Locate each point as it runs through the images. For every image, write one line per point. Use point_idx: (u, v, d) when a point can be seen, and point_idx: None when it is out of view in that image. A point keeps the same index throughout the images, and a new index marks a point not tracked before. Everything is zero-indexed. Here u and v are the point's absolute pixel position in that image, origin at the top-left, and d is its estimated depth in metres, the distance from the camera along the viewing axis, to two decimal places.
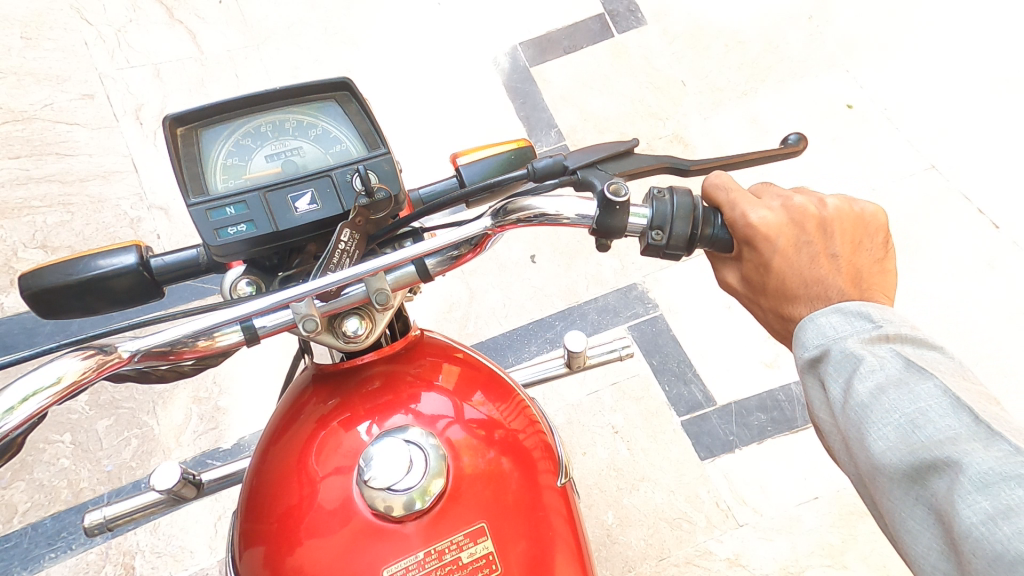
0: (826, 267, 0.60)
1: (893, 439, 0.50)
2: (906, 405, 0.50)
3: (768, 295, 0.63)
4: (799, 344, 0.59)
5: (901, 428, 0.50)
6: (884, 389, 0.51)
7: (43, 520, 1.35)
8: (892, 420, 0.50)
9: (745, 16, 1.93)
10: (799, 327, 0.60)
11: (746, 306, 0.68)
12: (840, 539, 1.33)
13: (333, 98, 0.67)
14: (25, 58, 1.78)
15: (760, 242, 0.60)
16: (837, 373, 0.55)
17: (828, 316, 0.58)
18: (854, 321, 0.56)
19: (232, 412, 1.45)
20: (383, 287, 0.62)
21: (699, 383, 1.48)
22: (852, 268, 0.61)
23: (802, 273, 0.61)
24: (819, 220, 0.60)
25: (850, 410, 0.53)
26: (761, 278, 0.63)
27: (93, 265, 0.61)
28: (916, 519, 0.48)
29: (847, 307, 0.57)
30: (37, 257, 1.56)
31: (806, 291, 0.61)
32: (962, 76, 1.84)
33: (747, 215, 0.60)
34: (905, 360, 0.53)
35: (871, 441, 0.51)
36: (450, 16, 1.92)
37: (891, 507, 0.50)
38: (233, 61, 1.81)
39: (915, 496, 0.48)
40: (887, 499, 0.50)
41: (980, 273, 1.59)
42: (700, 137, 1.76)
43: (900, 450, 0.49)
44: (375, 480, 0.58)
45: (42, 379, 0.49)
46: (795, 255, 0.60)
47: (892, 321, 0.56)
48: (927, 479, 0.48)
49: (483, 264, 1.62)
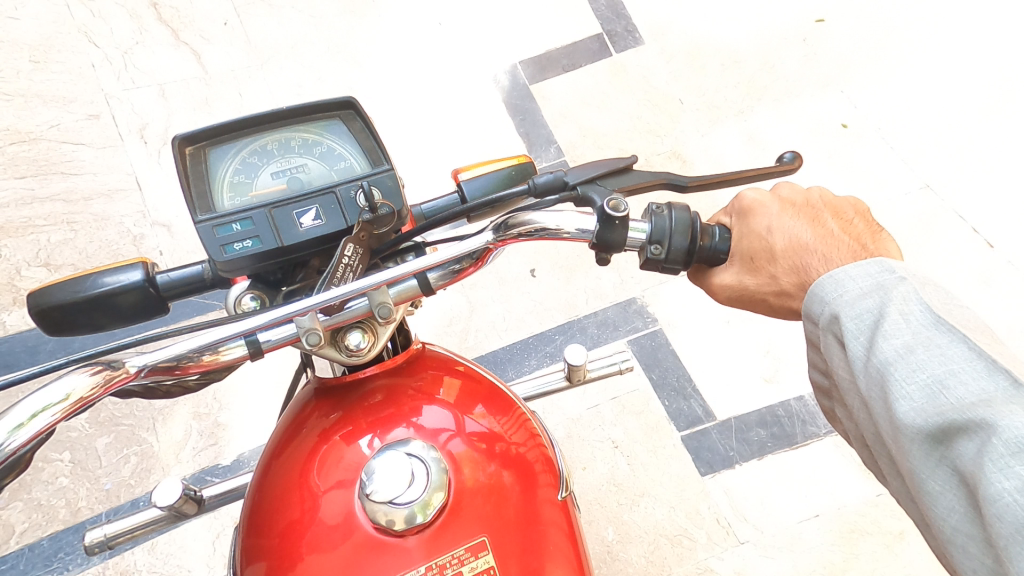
0: (827, 228, 0.63)
1: (919, 400, 0.50)
2: (935, 366, 0.51)
3: (778, 260, 0.63)
4: (816, 299, 0.59)
5: (928, 388, 0.50)
6: (912, 348, 0.52)
7: (40, 540, 1.34)
8: (919, 379, 0.51)
9: (741, 36, 1.96)
10: (817, 284, 0.59)
11: (757, 297, 0.65)
12: (841, 557, 1.33)
13: (337, 116, 0.69)
14: (32, 80, 1.80)
15: (757, 210, 0.64)
16: (857, 332, 0.56)
17: (847, 271, 0.58)
18: (874, 273, 0.57)
19: (232, 427, 1.45)
20: (387, 300, 0.63)
21: (699, 397, 1.48)
22: (851, 231, 0.63)
23: (806, 233, 0.63)
24: (809, 196, 0.65)
25: (874, 368, 0.54)
26: (767, 245, 0.63)
27: (100, 282, 0.62)
28: (939, 481, 0.50)
29: (867, 263, 0.58)
30: (41, 275, 1.57)
31: (814, 248, 0.62)
32: (955, 96, 1.86)
33: (740, 193, 0.66)
34: (933, 316, 0.53)
35: (895, 400, 0.52)
36: (452, 36, 1.95)
37: (912, 465, 0.51)
38: (237, 81, 1.84)
39: (939, 456, 0.50)
40: (908, 458, 0.51)
41: (976, 290, 1.60)
42: (698, 154, 1.77)
43: (926, 411, 0.50)
44: (377, 494, 0.58)
45: (51, 395, 0.50)
46: (794, 217, 0.64)
47: (914, 276, 0.56)
48: (953, 440, 0.49)
49: (483, 279, 1.63)
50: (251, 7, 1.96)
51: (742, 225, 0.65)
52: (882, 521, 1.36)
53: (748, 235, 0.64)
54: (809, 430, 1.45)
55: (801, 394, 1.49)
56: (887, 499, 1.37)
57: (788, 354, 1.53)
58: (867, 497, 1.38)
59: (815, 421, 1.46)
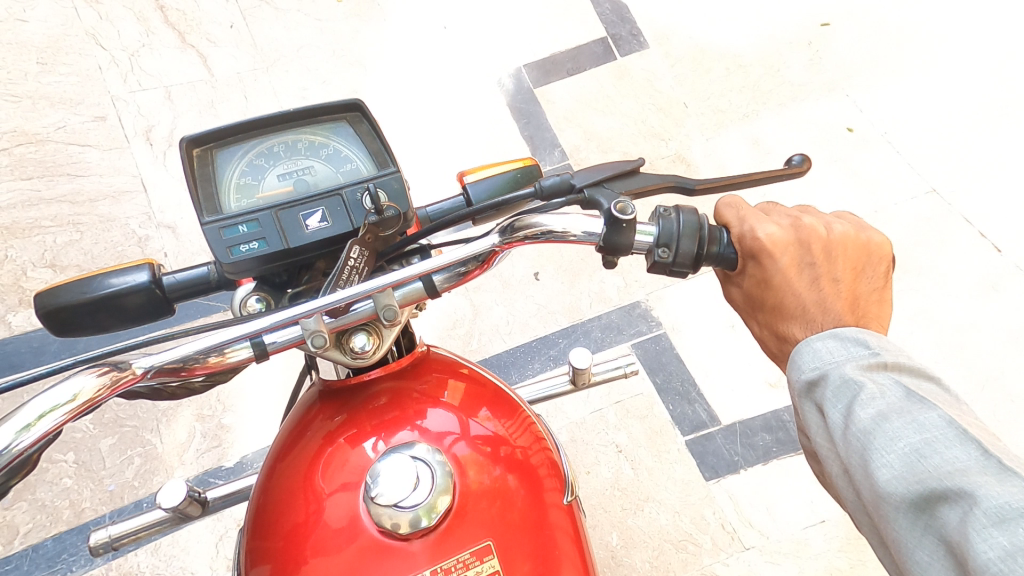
0: (827, 291, 0.62)
1: (899, 467, 0.50)
2: (911, 434, 0.51)
3: (765, 311, 0.65)
4: (796, 367, 0.61)
5: (906, 456, 0.50)
6: (886, 416, 0.53)
7: (44, 541, 1.34)
8: (897, 447, 0.51)
9: (746, 40, 1.95)
10: (795, 351, 0.61)
11: (745, 318, 0.69)
12: (848, 564, 1.32)
13: (343, 119, 0.69)
14: (40, 83, 1.81)
15: (761, 262, 0.62)
16: (836, 399, 0.57)
17: (824, 342, 0.60)
18: (849, 345, 0.58)
19: (236, 429, 1.45)
20: (392, 303, 0.63)
21: (703, 402, 1.48)
22: (851, 294, 0.63)
23: (802, 296, 0.62)
24: (827, 244, 0.61)
25: (852, 436, 0.54)
26: (759, 294, 0.64)
27: (106, 283, 0.61)
28: (926, 551, 0.49)
29: (843, 333, 0.59)
30: (47, 276, 1.57)
31: (804, 314, 0.63)
32: (961, 100, 1.86)
33: (756, 232, 0.61)
34: (905, 389, 0.54)
35: (875, 468, 0.51)
36: (457, 39, 1.95)
37: (898, 535, 0.50)
38: (242, 83, 1.84)
39: (924, 525, 0.49)
40: (893, 527, 0.50)
41: (984, 295, 1.59)
42: (702, 157, 1.77)
43: (907, 479, 0.50)
44: (382, 497, 0.57)
45: (58, 396, 0.49)
46: (797, 276, 0.62)
47: (888, 348, 0.58)
48: (936, 509, 0.48)
49: (488, 281, 1.62)
50: (257, 10, 1.96)
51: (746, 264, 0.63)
52: None
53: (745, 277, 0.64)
54: None
55: None
56: None
57: None
58: None
59: None
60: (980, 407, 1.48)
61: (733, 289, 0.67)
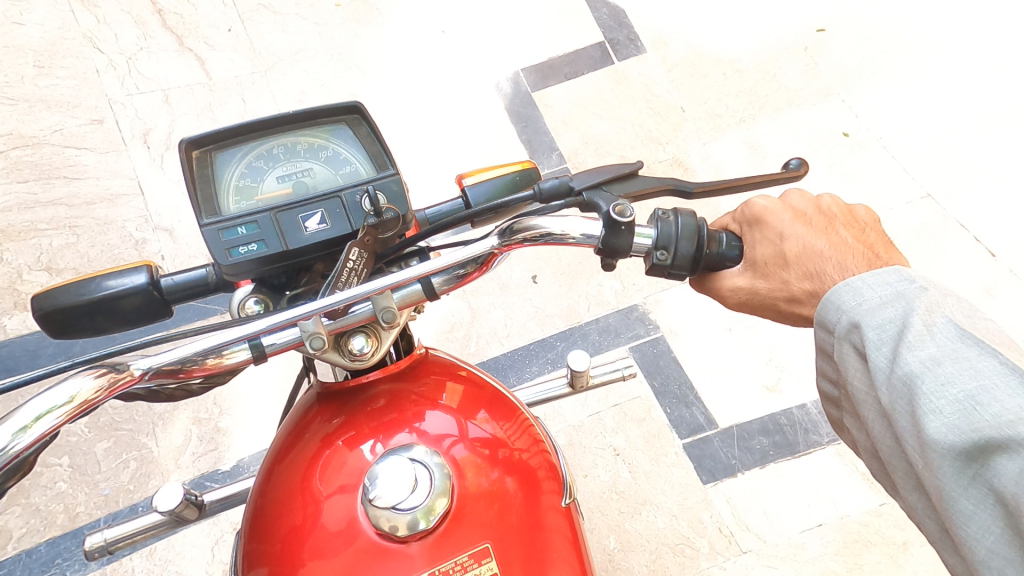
0: (836, 236, 0.64)
1: (952, 415, 0.50)
2: (966, 381, 0.51)
3: (790, 266, 0.63)
4: (832, 307, 0.60)
5: (960, 404, 0.50)
6: (939, 360, 0.52)
7: (38, 546, 1.33)
8: (951, 393, 0.51)
9: (742, 45, 1.96)
10: (832, 291, 0.60)
11: (766, 301, 0.65)
12: (844, 568, 1.32)
13: (343, 121, 0.69)
14: (37, 86, 1.81)
15: (767, 216, 0.64)
16: (880, 342, 0.56)
17: (865, 280, 0.59)
18: (893, 281, 0.58)
19: (233, 432, 1.44)
20: (390, 305, 0.63)
21: (701, 405, 1.48)
22: (863, 240, 0.64)
23: (818, 242, 0.63)
24: (818, 202, 0.66)
25: (898, 380, 0.54)
26: (779, 249, 0.63)
27: (103, 285, 0.61)
28: (973, 499, 0.49)
29: (886, 271, 0.59)
30: (43, 279, 1.57)
31: (827, 256, 0.63)
32: (956, 106, 1.87)
33: (749, 200, 0.66)
34: (959, 330, 0.53)
35: (925, 416, 0.51)
36: (455, 43, 1.95)
37: (942, 483, 0.51)
38: (240, 87, 1.84)
39: (974, 473, 0.49)
40: (939, 475, 0.51)
41: (979, 299, 1.60)
42: (700, 162, 1.78)
43: (961, 428, 0.50)
44: (379, 500, 0.57)
45: (55, 397, 0.49)
46: (806, 226, 0.64)
47: (933, 286, 0.57)
48: (988, 458, 0.49)
49: (485, 284, 1.62)
50: (256, 14, 1.97)
51: (751, 232, 0.65)
52: (886, 532, 1.35)
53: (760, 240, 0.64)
54: (812, 438, 1.44)
55: (803, 403, 1.48)
56: (891, 509, 1.37)
57: (790, 363, 1.53)
58: (870, 508, 1.37)
59: (818, 430, 1.45)
60: None
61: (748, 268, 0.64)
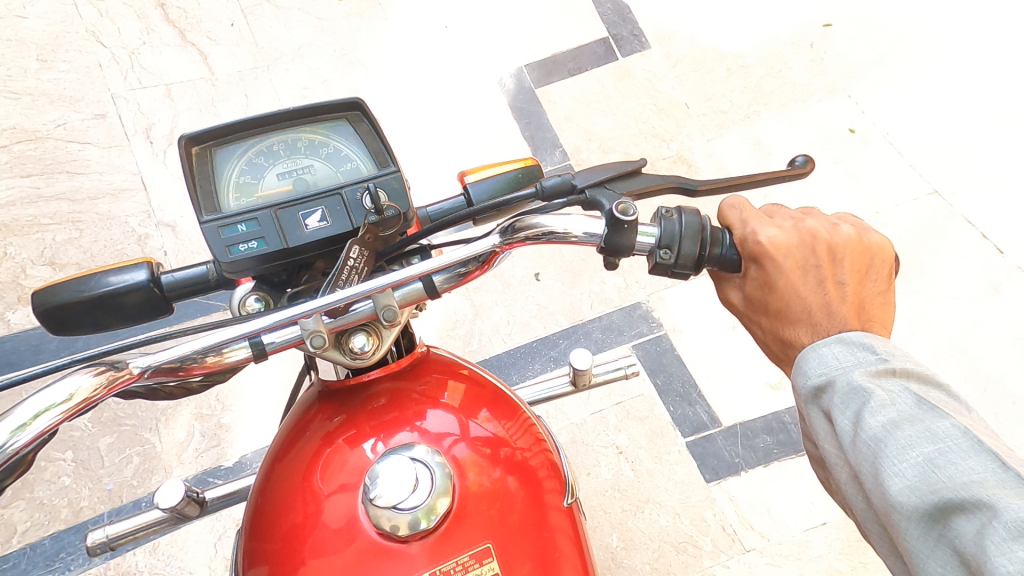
0: (832, 292, 0.62)
1: (912, 477, 0.50)
2: (923, 445, 0.50)
3: (769, 315, 0.65)
4: (800, 372, 0.60)
5: (920, 467, 0.50)
6: (897, 423, 0.52)
7: (42, 540, 1.34)
8: (910, 456, 0.50)
9: (747, 40, 1.95)
10: (801, 356, 0.60)
11: (744, 322, 0.69)
12: (849, 566, 1.32)
13: (344, 117, 0.69)
14: (40, 80, 1.81)
15: (765, 264, 0.61)
16: (843, 406, 0.56)
17: (833, 348, 0.59)
18: (855, 349, 0.58)
19: (235, 428, 1.44)
20: (391, 303, 0.63)
21: (704, 404, 1.47)
22: (856, 296, 0.62)
23: (808, 298, 0.62)
24: (828, 246, 0.61)
25: (861, 443, 0.54)
26: (764, 297, 0.64)
27: (105, 281, 0.61)
28: (939, 563, 0.48)
29: (851, 339, 0.59)
30: (46, 274, 1.57)
31: (808, 319, 0.62)
32: (963, 102, 1.85)
33: (757, 236, 0.61)
34: (916, 397, 0.54)
35: (887, 478, 0.51)
36: (459, 39, 1.94)
37: (911, 546, 0.49)
38: (243, 81, 1.84)
39: (937, 536, 0.48)
40: (906, 538, 0.50)
41: (986, 297, 1.59)
42: (704, 158, 1.77)
43: (921, 490, 0.49)
44: (381, 498, 0.57)
45: (54, 395, 0.49)
46: (802, 280, 0.62)
47: (892, 353, 0.57)
48: (951, 519, 0.47)
49: (488, 281, 1.62)
50: (258, 9, 1.96)
51: (750, 266, 0.63)
52: None
53: (749, 279, 0.64)
54: None
55: None
56: None
57: None
58: None
59: None
60: (982, 410, 1.47)
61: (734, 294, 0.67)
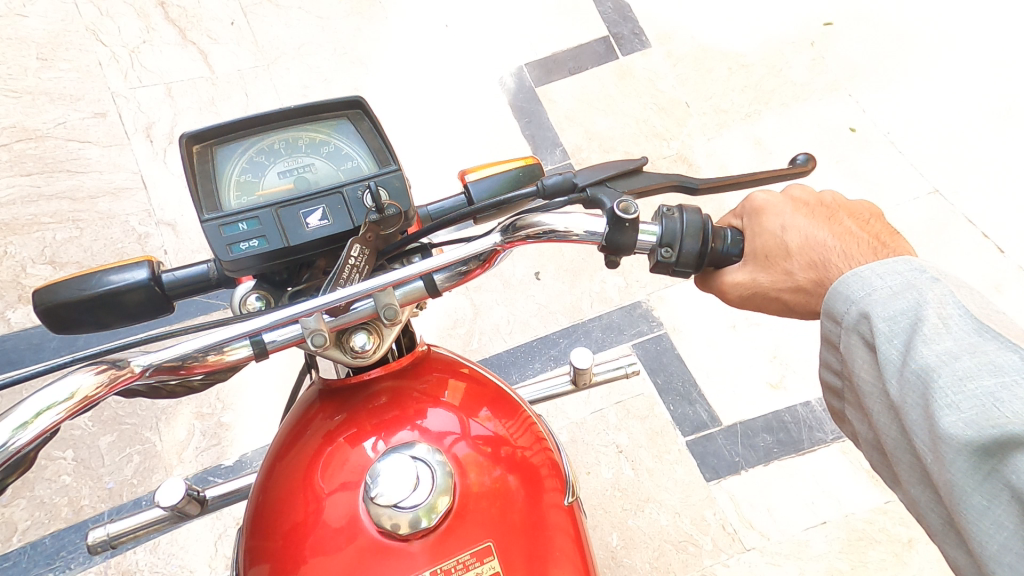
0: (841, 226, 0.63)
1: (968, 411, 0.48)
2: (985, 378, 0.49)
3: (793, 257, 0.62)
4: (840, 297, 0.59)
5: (979, 401, 0.48)
6: (955, 354, 0.51)
7: (42, 538, 1.34)
8: (969, 389, 0.49)
9: (747, 39, 1.95)
10: (841, 281, 0.59)
11: (769, 294, 0.64)
12: (849, 566, 1.32)
13: (345, 116, 0.69)
14: (40, 78, 1.81)
15: (767, 209, 0.64)
16: (892, 335, 0.55)
17: (874, 269, 0.58)
18: (904, 270, 0.56)
19: (236, 427, 1.44)
20: (392, 302, 0.63)
21: (705, 403, 1.47)
22: (865, 231, 0.63)
23: (821, 232, 0.62)
24: (819, 198, 0.65)
25: (911, 374, 0.52)
26: (782, 241, 0.63)
27: (106, 279, 0.61)
28: (987, 495, 0.48)
29: (894, 262, 0.57)
30: (46, 273, 1.57)
31: (829, 245, 0.62)
32: (964, 102, 1.85)
33: (751, 195, 0.66)
34: (976, 323, 0.52)
35: (940, 410, 0.50)
36: (459, 38, 1.94)
37: (955, 478, 0.49)
38: (243, 81, 1.83)
39: (989, 470, 0.48)
40: (952, 470, 0.49)
41: (987, 296, 1.59)
42: (704, 157, 1.77)
43: (978, 424, 0.48)
44: (381, 497, 0.57)
45: (56, 393, 0.49)
46: (809, 217, 0.63)
47: (944, 276, 0.56)
48: (1007, 454, 0.47)
49: (489, 281, 1.62)
50: (258, 8, 1.96)
51: (750, 224, 0.65)
52: (891, 530, 1.34)
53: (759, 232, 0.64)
54: (816, 436, 1.44)
55: (808, 400, 1.48)
56: (896, 507, 1.36)
57: (794, 359, 1.52)
58: (875, 505, 1.36)
59: (822, 427, 1.44)
60: None
61: (749, 261, 0.64)
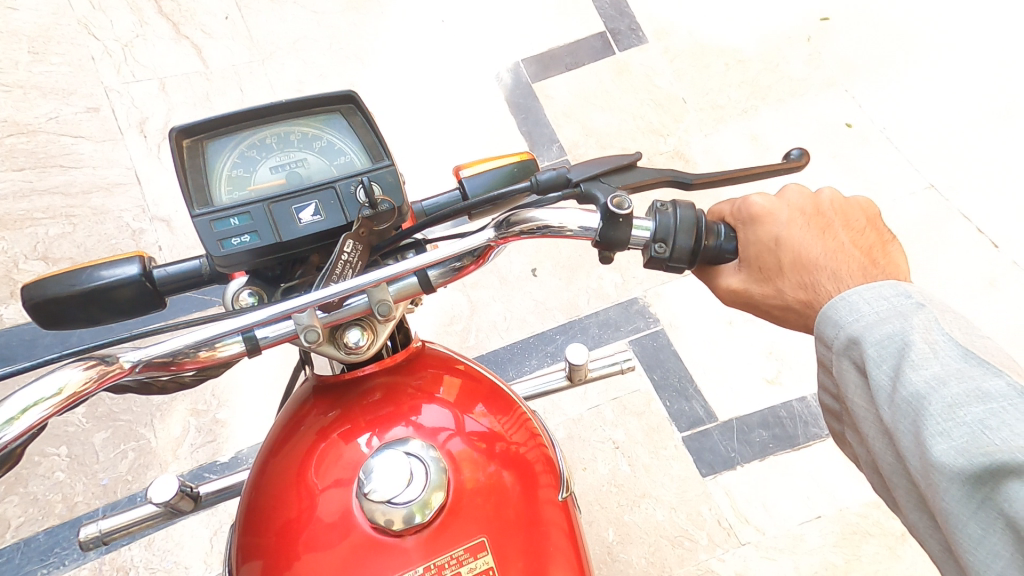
0: (836, 241, 0.62)
1: (959, 439, 0.49)
2: (974, 406, 0.49)
3: (786, 273, 0.62)
4: (830, 323, 0.59)
5: (969, 429, 0.49)
6: (943, 380, 0.51)
7: (36, 534, 1.33)
8: (958, 417, 0.49)
9: (744, 34, 1.95)
10: (830, 305, 0.59)
11: (760, 305, 0.65)
12: (844, 560, 1.32)
13: (337, 110, 0.68)
14: (33, 73, 1.80)
15: (766, 218, 0.62)
16: (881, 361, 0.55)
17: (861, 294, 0.58)
18: (892, 297, 0.57)
19: (231, 424, 1.44)
20: (386, 298, 0.62)
21: (701, 399, 1.47)
22: (859, 244, 0.63)
23: (816, 247, 0.62)
24: (816, 202, 0.64)
25: (901, 400, 0.53)
26: (776, 256, 0.62)
27: (96, 275, 0.61)
28: (981, 524, 0.48)
29: (881, 286, 0.58)
30: (39, 269, 1.56)
31: (824, 264, 0.61)
32: (960, 97, 1.85)
33: (749, 199, 0.63)
34: (963, 350, 0.52)
35: (931, 438, 0.50)
36: (455, 33, 1.94)
37: (949, 507, 0.49)
38: (238, 76, 1.83)
39: (981, 498, 0.48)
40: (945, 499, 0.49)
41: (982, 291, 1.59)
42: (701, 153, 1.77)
43: (968, 452, 0.48)
44: (374, 494, 0.57)
45: (44, 388, 0.49)
46: (806, 230, 0.62)
47: (930, 301, 0.56)
48: (999, 482, 0.47)
49: (485, 277, 1.62)
50: (253, 2, 1.95)
51: (747, 230, 0.63)
52: (885, 524, 1.35)
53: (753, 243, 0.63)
54: (811, 431, 1.44)
55: (804, 395, 1.48)
56: None
57: (790, 355, 1.52)
58: (869, 500, 1.37)
59: (817, 423, 1.45)
60: None
61: (742, 272, 0.64)
